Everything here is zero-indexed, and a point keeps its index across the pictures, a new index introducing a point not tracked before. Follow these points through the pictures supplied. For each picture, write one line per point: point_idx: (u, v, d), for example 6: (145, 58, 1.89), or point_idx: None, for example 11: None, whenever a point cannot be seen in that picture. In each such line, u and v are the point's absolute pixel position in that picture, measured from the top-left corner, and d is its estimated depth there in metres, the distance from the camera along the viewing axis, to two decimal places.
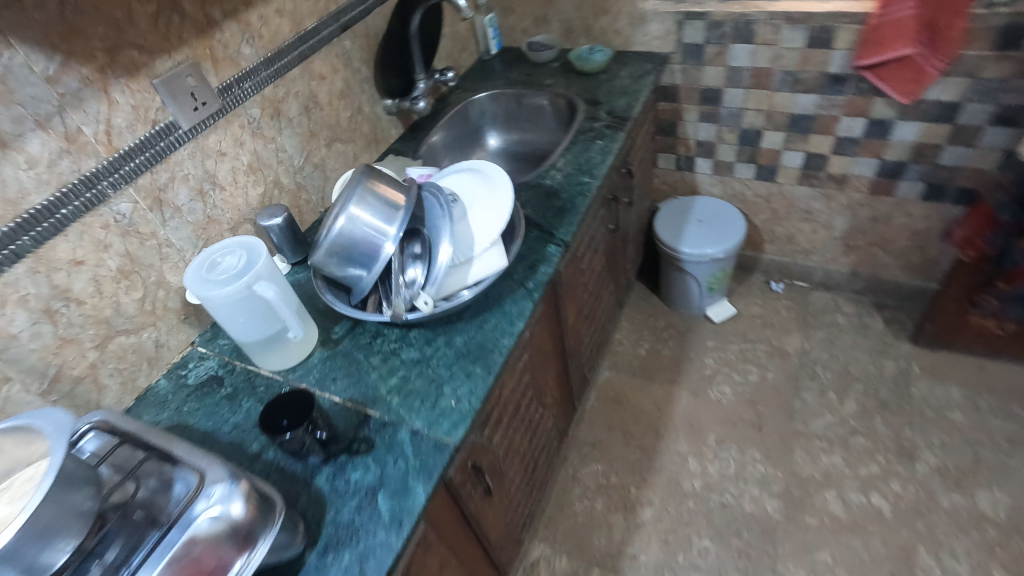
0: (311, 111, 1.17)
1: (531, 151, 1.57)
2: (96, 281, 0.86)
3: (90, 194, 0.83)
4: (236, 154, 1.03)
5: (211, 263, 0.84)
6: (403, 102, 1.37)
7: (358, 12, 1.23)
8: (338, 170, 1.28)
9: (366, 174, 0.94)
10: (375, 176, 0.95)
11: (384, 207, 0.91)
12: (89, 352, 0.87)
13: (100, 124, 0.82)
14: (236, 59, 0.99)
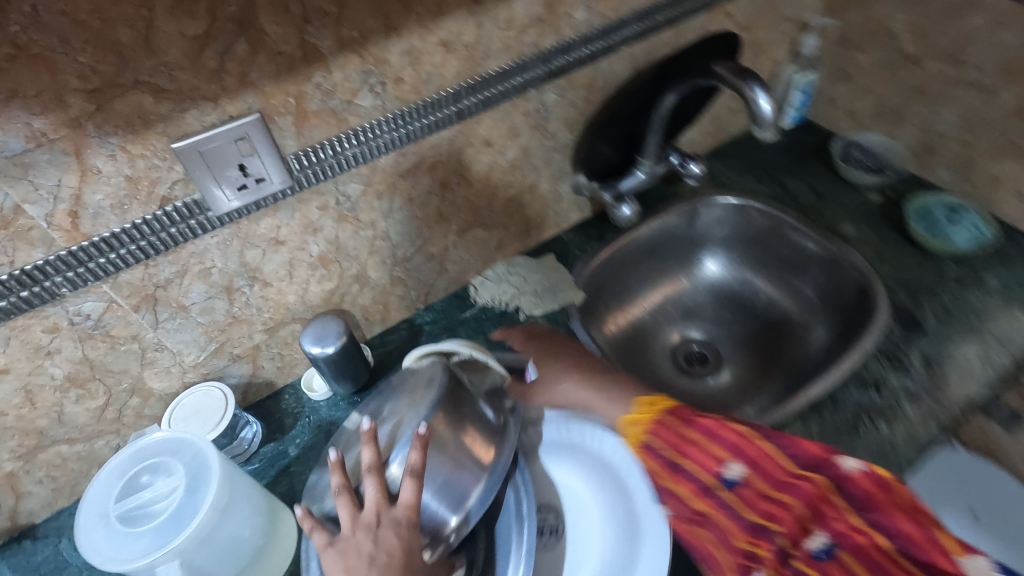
0: (451, 186, 0.76)
1: (761, 311, 1.00)
2: (27, 391, 0.59)
3: (28, 294, 0.52)
4: (301, 242, 0.67)
5: (132, 477, 0.52)
6: (601, 193, 0.88)
7: (588, 52, 0.74)
8: (465, 260, 0.87)
9: (446, 391, 0.56)
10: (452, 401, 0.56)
11: (463, 461, 0.54)
12: (6, 463, 0.63)
13: (60, 203, 0.49)
14: (342, 114, 0.59)
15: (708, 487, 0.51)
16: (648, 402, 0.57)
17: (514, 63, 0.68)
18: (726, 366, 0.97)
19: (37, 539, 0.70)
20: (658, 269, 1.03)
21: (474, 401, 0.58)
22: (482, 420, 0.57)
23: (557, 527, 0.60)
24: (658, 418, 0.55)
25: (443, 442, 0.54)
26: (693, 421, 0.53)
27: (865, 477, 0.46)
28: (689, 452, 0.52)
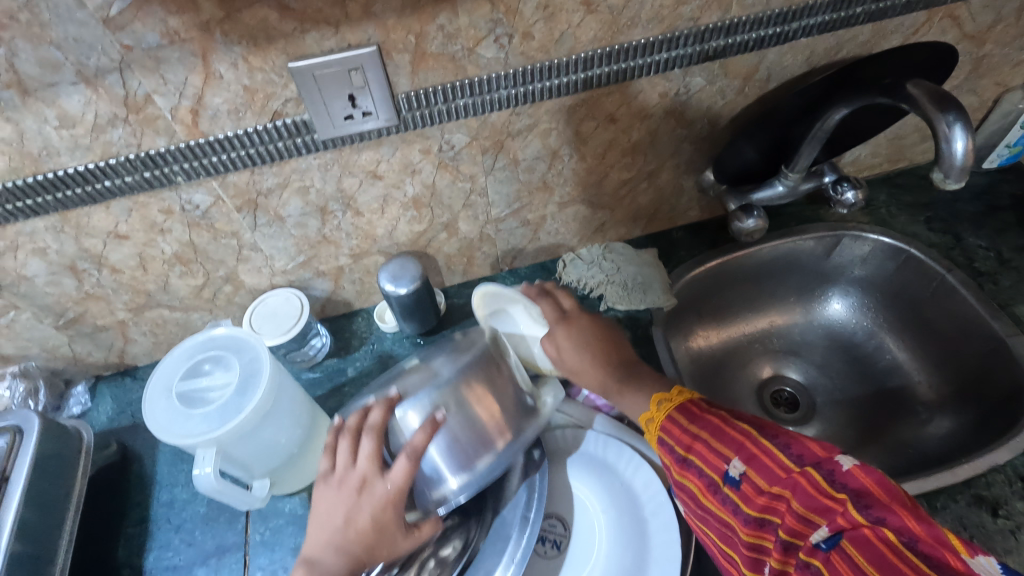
0: (562, 156, 0.71)
1: (878, 373, 0.86)
2: (141, 257, 0.66)
3: (149, 175, 0.57)
4: (398, 181, 0.67)
5: (197, 363, 0.57)
6: (727, 199, 0.81)
7: (754, 38, 0.63)
8: (560, 233, 0.83)
9: (473, 362, 0.53)
10: (477, 373, 0.53)
11: (478, 432, 0.52)
12: (120, 311, 0.72)
13: (184, 99, 0.52)
14: (461, 61, 0.56)
15: (716, 486, 0.46)
16: (665, 399, 0.54)
17: (661, 37, 0.60)
18: (815, 420, 0.86)
19: (136, 378, 0.81)
20: (772, 293, 0.92)
21: (509, 378, 0.55)
22: (510, 398, 0.55)
23: (560, 541, 0.56)
24: (668, 416, 0.51)
25: (459, 406, 0.52)
26: (699, 416, 0.50)
27: (856, 472, 0.41)
28: (697, 446, 0.48)
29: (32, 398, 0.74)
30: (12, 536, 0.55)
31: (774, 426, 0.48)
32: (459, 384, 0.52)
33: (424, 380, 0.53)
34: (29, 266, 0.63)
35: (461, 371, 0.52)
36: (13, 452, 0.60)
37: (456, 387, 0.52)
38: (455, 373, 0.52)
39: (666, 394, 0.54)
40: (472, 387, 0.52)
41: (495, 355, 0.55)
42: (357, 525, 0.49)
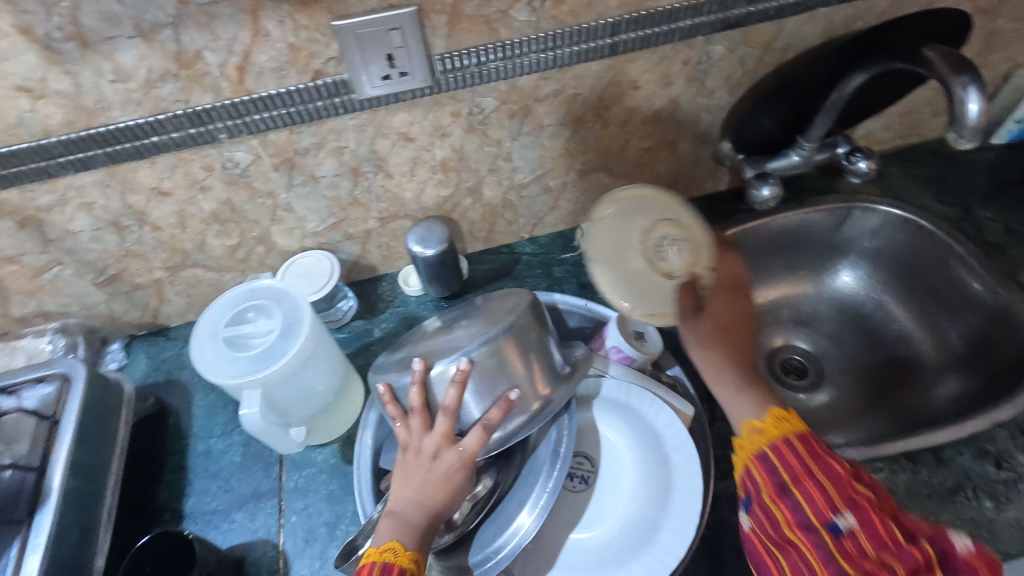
0: (585, 123, 0.73)
1: (886, 342, 0.89)
2: (181, 215, 0.69)
3: (194, 132, 0.60)
4: (428, 143, 0.69)
5: (241, 311, 0.60)
6: (744, 167, 0.82)
7: (774, 7, 0.66)
8: (581, 202, 0.86)
9: (517, 320, 0.56)
10: (519, 331, 0.55)
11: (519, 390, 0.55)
12: (157, 270, 0.75)
13: (232, 56, 0.55)
14: (494, 24, 0.59)
15: (812, 527, 0.47)
16: (780, 415, 0.54)
17: (686, 4, 0.63)
18: (826, 387, 0.89)
19: (169, 338, 0.84)
20: (784, 265, 0.94)
21: (545, 341, 0.58)
22: (547, 361, 0.57)
23: (588, 476, 0.62)
24: (783, 440, 0.52)
25: (503, 365, 0.54)
26: (825, 457, 0.49)
27: (968, 561, 0.44)
28: (808, 483, 0.48)
29: (71, 354, 0.77)
30: (64, 474, 0.58)
31: (881, 491, 0.49)
32: (502, 344, 0.54)
33: (468, 338, 0.55)
34: (75, 221, 0.65)
35: (506, 332, 0.54)
36: (62, 399, 0.64)
37: (499, 346, 0.54)
38: (500, 333, 0.54)
39: (783, 412, 0.53)
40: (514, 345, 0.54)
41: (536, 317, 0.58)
42: (433, 486, 0.54)
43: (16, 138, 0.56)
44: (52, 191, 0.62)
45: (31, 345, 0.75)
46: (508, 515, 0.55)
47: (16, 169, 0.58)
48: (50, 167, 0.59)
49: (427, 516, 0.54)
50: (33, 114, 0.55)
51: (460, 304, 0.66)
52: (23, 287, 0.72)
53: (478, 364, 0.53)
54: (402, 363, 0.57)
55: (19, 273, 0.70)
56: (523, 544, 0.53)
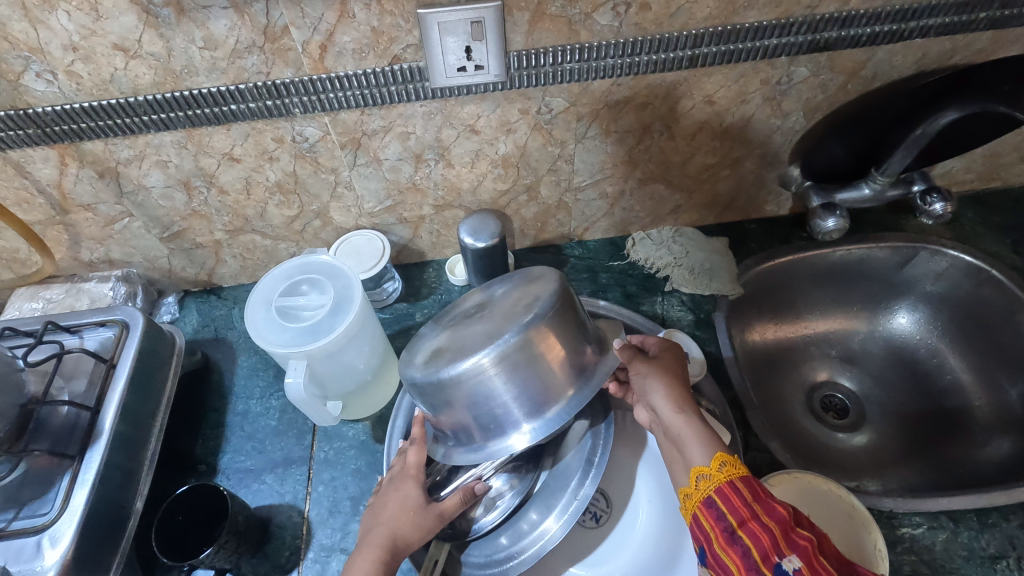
0: (652, 133, 0.72)
1: (936, 392, 0.85)
2: (248, 182, 0.70)
3: (270, 104, 0.61)
4: (493, 137, 0.69)
5: (296, 283, 0.62)
6: (810, 195, 0.80)
7: (868, 33, 0.63)
8: (635, 212, 0.84)
9: (546, 308, 0.53)
10: (547, 320, 0.53)
11: (550, 380, 0.54)
12: (218, 232, 0.77)
13: (317, 34, 0.56)
14: (575, 25, 0.58)
15: (758, 571, 0.43)
16: (728, 461, 0.49)
17: (775, 22, 0.61)
18: (865, 429, 0.86)
19: (220, 297, 0.87)
20: (836, 298, 0.91)
21: (573, 333, 0.55)
22: (576, 346, 0.56)
23: (601, 515, 0.60)
24: (732, 482, 0.48)
25: (533, 358, 0.52)
26: (770, 499, 0.45)
27: None
28: (753, 526, 0.44)
29: (131, 302, 0.80)
30: (115, 419, 0.61)
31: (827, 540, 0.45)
32: (525, 342, 0.52)
33: (490, 334, 0.53)
34: (150, 177, 0.68)
35: (528, 329, 0.52)
36: (120, 344, 0.67)
37: (522, 344, 0.52)
38: (520, 330, 0.52)
39: (733, 457, 0.49)
40: (537, 342, 0.52)
41: (562, 302, 0.55)
42: (388, 505, 0.56)
43: (107, 94, 0.58)
44: (133, 147, 0.64)
45: (95, 289, 0.78)
46: (532, 518, 0.57)
47: (104, 123, 0.61)
48: (134, 124, 0.62)
49: (386, 543, 0.53)
50: (126, 73, 0.57)
51: (489, 285, 0.63)
52: (94, 234, 0.75)
53: (500, 362, 0.51)
54: (426, 354, 0.56)
55: (92, 221, 0.73)
56: (546, 549, 0.55)
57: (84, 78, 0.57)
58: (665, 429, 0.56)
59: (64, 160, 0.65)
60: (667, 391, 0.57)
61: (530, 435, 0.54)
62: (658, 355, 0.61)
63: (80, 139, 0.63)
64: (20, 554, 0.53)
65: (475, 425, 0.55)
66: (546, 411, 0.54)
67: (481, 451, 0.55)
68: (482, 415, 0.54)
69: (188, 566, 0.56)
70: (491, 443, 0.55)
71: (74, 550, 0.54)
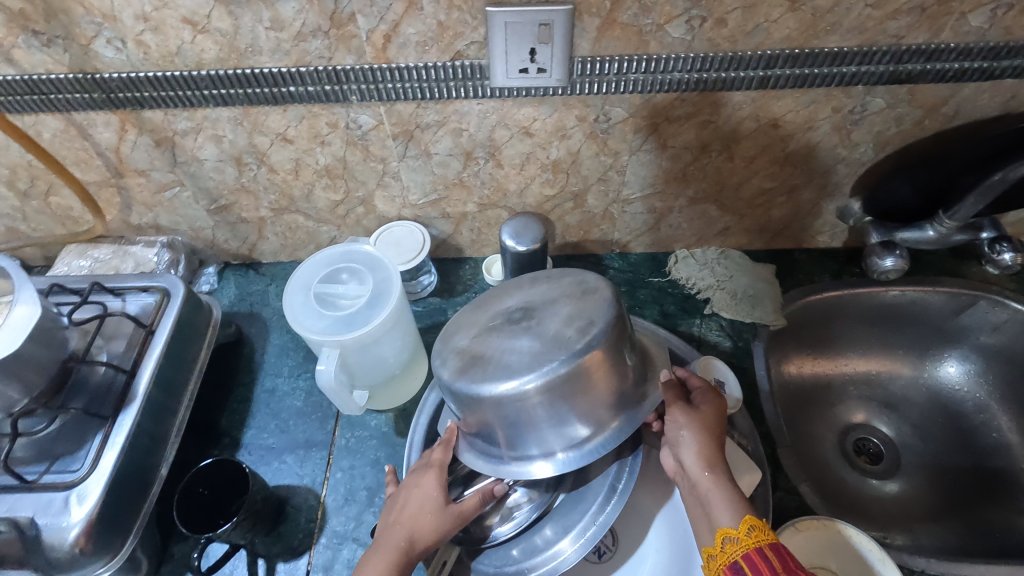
0: (710, 152, 0.70)
1: (980, 449, 0.81)
2: (298, 163, 0.71)
3: (328, 89, 0.61)
4: (546, 142, 0.68)
5: (337, 271, 0.63)
6: (869, 231, 0.78)
7: (955, 69, 0.59)
8: (682, 229, 0.82)
9: (601, 332, 0.50)
10: (600, 348, 0.50)
11: (592, 408, 0.52)
12: (264, 209, 0.78)
13: (382, 24, 0.55)
14: (646, 36, 0.56)
15: None
16: (757, 526, 0.48)
17: (857, 49, 0.58)
18: (898, 478, 0.82)
19: (258, 272, 0.88)
20: (883, 340, 0.87)
21: (622, 359, 0.52)
22: (622, 372, 0.53)
23: (604, 551, 0.59)
24: (760, 550, 0.46)
25: (580, 386, 0.50)
26: (800, 572, 0.44)
27: None
28: None
29: (173, 269, 0.82)
30: (149, 384, 0.63)
31: None
32: (576, 371, 0.49)
33: (537, 356, 0.49)
34: (204, 150, 0.69)
35: (579, 361, 0.49)
36: (160, 311, 0.68)
37: (570, 376, 0.49)
38: (571, 360, 0.48)
39: (762, 523, 0.48)
40: (584, 374, 0.49)
41: (616, 326, 0.51)
42: (410, 497, 0.56)
43: (172, 66, 0.59)
44: (190, 119, 0.65)
45: (141, 253, 0.80)
46: (547, 535, 0.56)
47: (166, 93, 0.62)
48: (194, 97, 0.62)
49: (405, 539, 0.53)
50: (192, 46, 0.57)
51: (533, 279, 0.59)
52: (144, 199, 0.76)
53: (547, 389, 0.49)
54: (462, 357, 0.52)
55: (145, 186, 0.74)
56: (559, 570, 0.54)
57: (152, 48, 0.58)
58: (690, 485, 0.54)
59: (124, 126, 0.66)
60: (699, 444, 0.54)
61: (566, 461, 0.52)
62: (697, 399, 0.59)
63: (141, 107, 0.64)
64: (48, 507, 0.55)
65: (507, 440, 0.53)
66: (584, 438, 0.52)
67: (510, 466, 0.54)
68: (513, 433, 0.52)
69: (205, 539, 0.57)
70: (520, 460, 0.53)
71: (99, 508, 0.55)
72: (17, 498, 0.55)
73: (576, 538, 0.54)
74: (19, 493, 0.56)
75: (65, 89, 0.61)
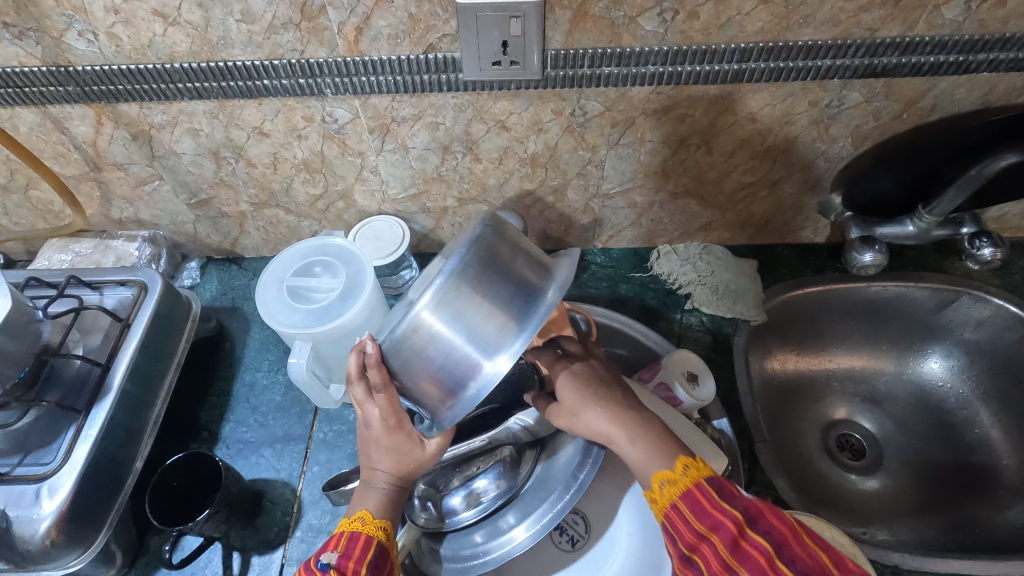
0: (688, 146, 0.69)
1: (962, 445, 0.81)
2: (276, 157, 0.71)
3: (302, 82, 0.61)
4: (523, 136, 0.68)
5: (310, 264, 0.63)
6: (849, 226, 0.77)
7: (930, 62, 0.59)
8: (663, 224, 0.82)
9: (469, 246, 0.49)
10: (469, 257, 0.48)
11: (496, 318, 0.48)
12: (244, 203, 0.78)
13: (353, 16, 0.55)
14: (618, 29, 0.56)
15: None
16: (668, 478, 0.46)
17: (831, 42, 0.57)
18: (880, 474, 0.82)
19: (241, 267, 0.88)
20: (867, 335, 0.87)
21: (509, 266, 0.50)
22: (517, 277, 0.50)
23: (577, 539, 0.58)
24: (673, 504, 0.45)
25: (470, 300, 0.47)
26: (712, 514, 0.44)
27: None
28: (703, 549, 0.43)
29: (154, 263, 0.82)
30: (124, 377, 0.63)
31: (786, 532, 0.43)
32: (449, 285, 0.47)
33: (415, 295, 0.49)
34: (181, 144, 0.69)
35: (446, 276, 0.47)
36: (137, 304, 0.68)
37: (443, 291, 0.47)
38: (440, 280, 0.47)
39: (670, 477, 0.46)
40: (462, 288, 0.47)
41: (483, 236, 0.50)
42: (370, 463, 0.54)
43: (145, 59, 0.59)
44: (166, 112, 0.65)
45: (122, 248, 0.80)
46: (509, 521, 0.56)
47: (140, 87, 0.62)
48: (169, 90, 0.62)
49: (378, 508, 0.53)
50: (164, 39, 0.57)
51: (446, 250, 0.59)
52: (124, 193, 0.76)
53: (434, 312, 0.47)
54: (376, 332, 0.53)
55: (124, 180, 0.74)
56: (513, 555, 0.54)
57: (124, 41, 0.58)
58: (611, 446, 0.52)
59: (100, 119, 0.66)
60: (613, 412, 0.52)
61: (495, 378, 0.47)
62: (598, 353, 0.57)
63: (116, 101, 0.63)
64: (19, 500, 0.55)
65: (442, 388, 0.49)
66: (505, 351, 0.47)
67: (456, 410, 0.49)
68: (439, 376, 0.48)
69: (177, 532, 0.57)
70: (461, 399, 0.49)
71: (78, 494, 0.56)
72: None
73: (533, 522, 0.54)
74: None
75: (39, 82, 0.61)
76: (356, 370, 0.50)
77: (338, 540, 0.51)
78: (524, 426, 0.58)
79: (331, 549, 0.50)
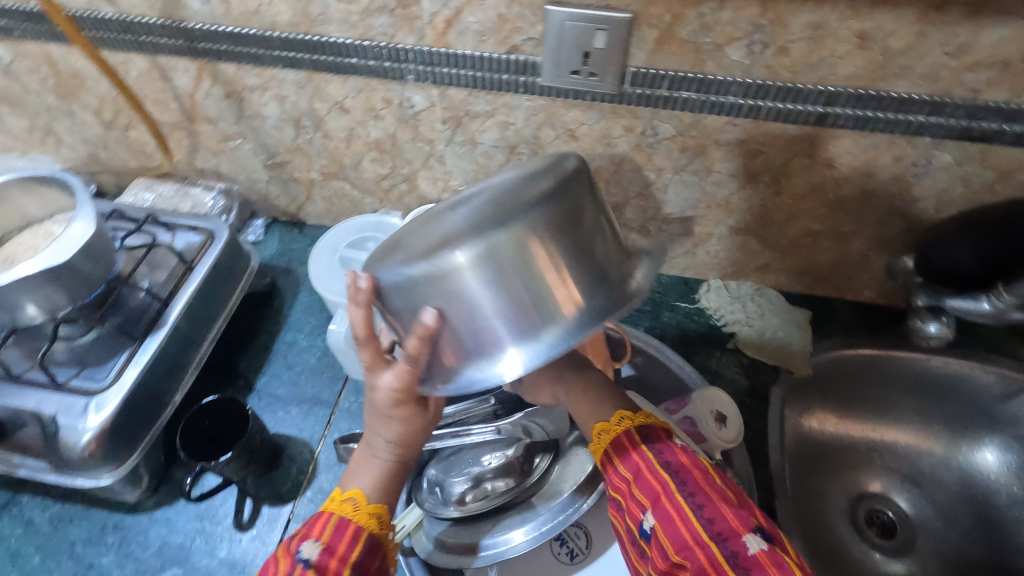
0: (758, 184, 0.68)
1: (1006, 547, 0.74)
2: (351, 133, 0.74)
3: (387, 65, 0.64)
4: (591, 147, 0.68)
5: (364, 239, 0.65)
6: (915, 293, 0.71)
7: None
8: (718, 258, 0.80)
9: (526, 207, 0.41)
10: (535, 224, 0.41)
11: (534, 302, 0.43)
12: (315, 172, 0.81)
13: (445, 9, 0.57)
14: (704, 55, 0.56)
15: (633, 533, 0.47)
16: (607, 426, 0.50)
17: (927, 97, 0.55)
18: (909, 557, 0.77)
19: (302, 232, 0.92)
20: (919, 410, 0.81)
21: (575, 250, 0.44)
22: (578, 266, 0.44)
23: (577, 553, 0.57)
24: (604, 450, 0.49)
25: (515, 271, 0.42)
26: (631, 456, 0.48)
27: (761, 557, 0.40)
28: (620, 487, 0.47)
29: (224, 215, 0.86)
30: (179, 315, 0.67)
31: (694, 478, 0.45)
32: (499, 249, 0.41)
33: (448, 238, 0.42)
34: (268, 107, 0.73)
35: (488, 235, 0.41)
36: (203, 250, 0.73)
37: (484, 254, 0.41)
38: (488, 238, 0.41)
39: (609, 424, 0.50)
40: (512, 247, 0.41)
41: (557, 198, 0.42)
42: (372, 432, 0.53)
43: (250, 24, 0.63)
44: (259, 77, 0.69)
45: (199, 196, 0.85)
46: (511, 521, 0.56)
47: (241, 49, 0.66)
48: (265, 56, 0.66)
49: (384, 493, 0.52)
50: (269, 8, 0.61)
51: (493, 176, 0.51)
52: (210, 146, 0.82)
53: (470, 269, 0.41)
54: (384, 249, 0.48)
55: (211, 133, 0.79)
56: (506, 556, 0.55)
57: (234, 5, 0.62)
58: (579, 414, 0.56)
59: (200, 74, 0.71)
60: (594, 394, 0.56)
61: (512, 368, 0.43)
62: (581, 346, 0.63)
63: (217, 59, 0.68)
64: (67, 409, 0.59)
65: (451, 349, 0.46)
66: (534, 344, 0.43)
67: (458, 381, 0.46)
68: (453, 339, 0.45)
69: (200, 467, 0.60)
70: (466, 372, 0.46)
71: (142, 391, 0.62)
72: (42, 395, 0.60)
73: (535, 526, 0.55)
74: (46, 390, 0.61)
75: (154, 32, 0.66)
76: (363, 329, 0.48)
77: (324, 529, 0.49)
78: (538, 424, 0.58)
79: (314, 539, 0.48)
